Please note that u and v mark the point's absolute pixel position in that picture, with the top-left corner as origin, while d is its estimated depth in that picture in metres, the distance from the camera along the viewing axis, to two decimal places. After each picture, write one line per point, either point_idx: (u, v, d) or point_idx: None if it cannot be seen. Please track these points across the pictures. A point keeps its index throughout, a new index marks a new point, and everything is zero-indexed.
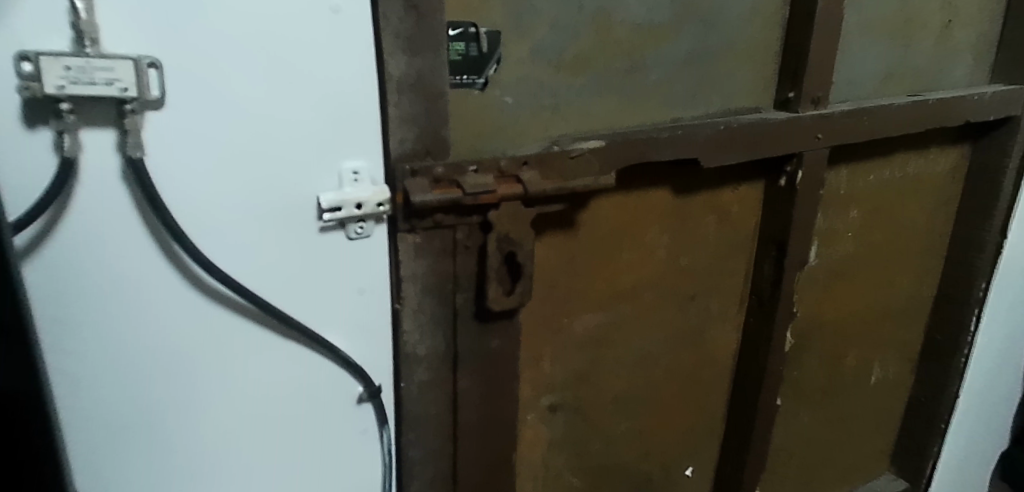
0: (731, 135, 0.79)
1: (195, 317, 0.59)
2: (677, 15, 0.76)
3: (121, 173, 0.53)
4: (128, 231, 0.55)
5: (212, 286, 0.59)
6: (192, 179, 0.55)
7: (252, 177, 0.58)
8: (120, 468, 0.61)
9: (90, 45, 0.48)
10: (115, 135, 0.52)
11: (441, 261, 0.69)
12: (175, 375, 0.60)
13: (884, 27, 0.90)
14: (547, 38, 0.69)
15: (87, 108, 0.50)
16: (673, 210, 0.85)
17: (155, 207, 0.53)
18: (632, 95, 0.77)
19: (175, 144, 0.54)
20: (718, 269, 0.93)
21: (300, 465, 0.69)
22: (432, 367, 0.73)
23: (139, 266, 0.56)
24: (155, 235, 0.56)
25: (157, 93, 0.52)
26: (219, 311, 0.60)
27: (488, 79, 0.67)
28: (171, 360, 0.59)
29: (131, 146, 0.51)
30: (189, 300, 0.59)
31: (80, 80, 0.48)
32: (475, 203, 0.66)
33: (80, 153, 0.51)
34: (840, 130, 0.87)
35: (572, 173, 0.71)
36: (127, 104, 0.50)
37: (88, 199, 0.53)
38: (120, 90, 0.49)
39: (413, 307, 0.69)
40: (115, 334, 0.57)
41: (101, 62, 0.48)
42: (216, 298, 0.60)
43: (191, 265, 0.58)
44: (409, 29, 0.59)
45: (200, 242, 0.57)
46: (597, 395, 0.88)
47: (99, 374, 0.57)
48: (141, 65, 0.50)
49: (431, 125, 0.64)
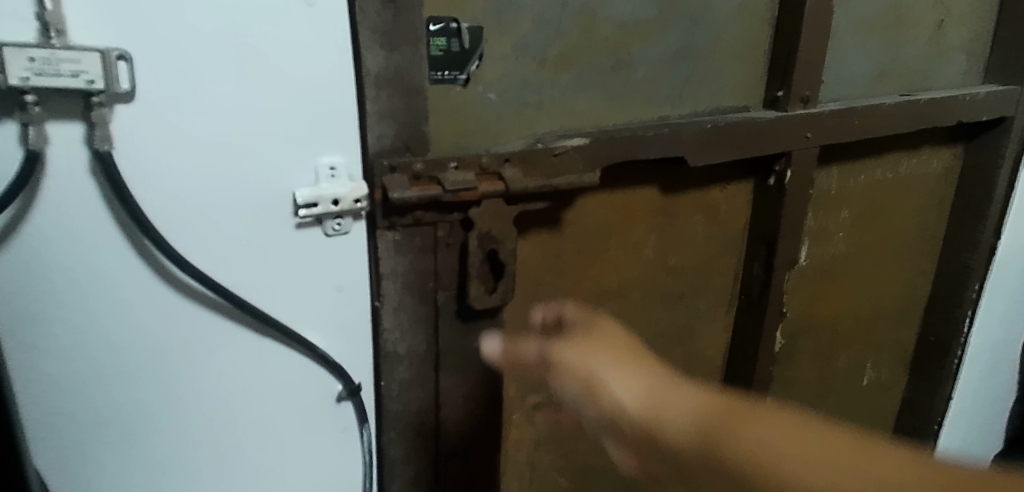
0: (715, 133, 0.79)
1: (167, 313, 0.59)
2: (663, 11, 0.75)
3: (88, 165, 0.52)
4: (98, 227, 0.54)
5: (185, 282, 0.59)
6: (161, 172, 0.55)
7: (223, 171, 0.57)
8: (91, 463, 0.61)
9: (57, 36, 0.47)
10: (82, 129, 0.51)
11: (422, 258, 0.69)
12: (147, 372, 0.60)
13: (874, 26, 0.89)
14: (531, 35, 0.69)
15: (52, 100, 0.50)
16: (659, 208, 0.85)
17: (124, 202, 0.53)
18: (618, 93, 0.76)
19: (144, 137, 0.53)
20: (706, 269, 0.92)
21: (279, 463, 0.69)
22: (413, 365, 0.72)
23: (110, 263, 0.56)
24: (125, 230, 0.55)
25: (127, 85, 0.51)
26: (192, 307, 0.60)
27: (470, 74, 0.67)
28: (143, 356, 0.59)
29: (98, 139, 0.51)
30: (161, 295, 0.58)
31: (45, 72, 0.47)
32: (455, 200, 0.66)
33: (47, 146, 0.51)
34: (829, 129, 0.87)
35: (556, 171, 0.70)
36: (94, 97, 0.50)
37: (56, 194, 0.52)
38: (87, 82, 0.49)
39: (393, 304, 0.69)
40: (84, 329, 0.56)
41: (66, 54, 0.47)
42: (190, 294, 0.59)
43: (163, 261, 0.57)
44: (386, 23, 0.59)
45: (174, 238, 0.57)
46: None
47: (67, 369, 0.57)
48: (109, 56, 0.49)
49: (410, 120, 0.63)
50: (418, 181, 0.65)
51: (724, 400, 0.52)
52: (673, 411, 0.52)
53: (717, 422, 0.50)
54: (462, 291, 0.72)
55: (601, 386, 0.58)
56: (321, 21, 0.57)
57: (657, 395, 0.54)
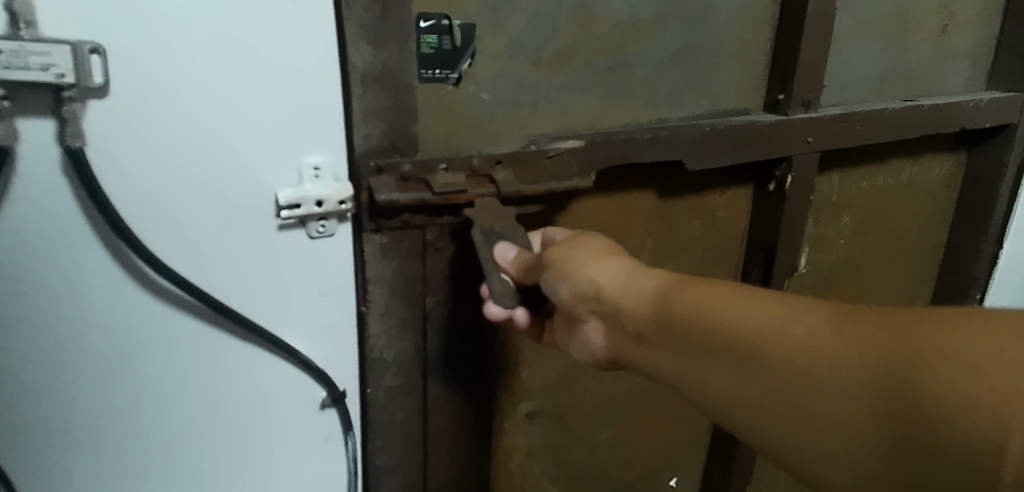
0: (709, 137, 0.78)
1: (143, 315, 0.58)
2: (661, 11, 0.74)
3: (61, 164, 0.52)
4: (72, 228, 0.54)
5: (162, 284, 0.58)
6: (138, 169, 0.54)
7: (202, 170, 0.56)
8: (65, 466, 0.60)
9: (25, 27, 0.47)
10: (54, 125, 0.51)
11: (410, 262, 0.68)
12: (121, 375, 0.59)
13: (877, 29, 0.89)
14: (525, 32, 0.68)
15: (22, 95, 0.49)
16: (656, 212, 0.84)
17: (99, 203, 0.53)
18: (614, 94, 0.75)
19: (121, 133, 0.53)
20: (704, 275, 0.92)
21: (263, 467, 0.68)
22: (401, 373, 0.72)
23: (85, 265, 0.55)
24: (100, 232, 0.55)
25: (101, 79, 0.51)
26: (169, 310, 0.59)
27: (461, 73, 0.66)
28: (117, 359, 0.59)
29: (69, 136, 0.50)
30: (137, 298, 0.58)
31: (13, 65, 0.46)
32: (444, 202, 0.64)
33: (17, 142, 0.50)
34: (830, 134, 0.86)
35: (549, 174, 0.70)
36: (66, 91, 0.49)
37: (29, 195, 0.52)
38: (57, 76, 0.48)
39: (380, 310, 0.68)
40: (56, 330, 0.56)
41: (35, 46, 0.47)
42: (166, 297, 0.59)
43: (139, 263, 0.57)
44: (373, 19, 0.58)
45: (150, 240, 0.56)
46: (576, 401, 0.88)
47: (39, 371, 0.57)
48: (81, 50, 0.49)
49: (399, 119, 0.62)
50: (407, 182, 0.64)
51: (687, 273, 0.53)
52: (636, 298, 0.54)
53: (672, 292, 0.52)
54: (450, 295, 0.72)
55: (586, 282, 0.57)
56: (306, 17, 0.56)
57: (631, 276, 0.56)
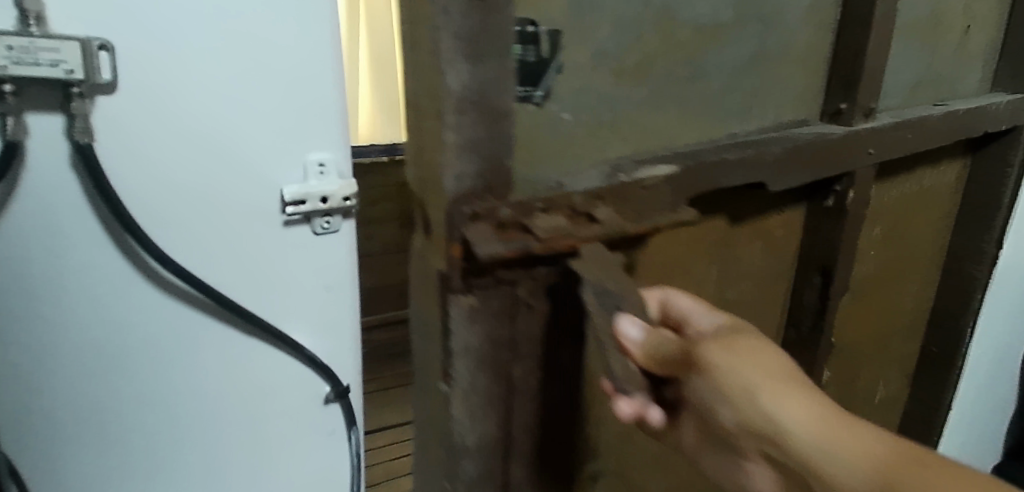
0: (790, 156, 0.74)
1: (149, 306, 0.62)
2: (733, 13, 0.70)
3: (69, 159, 0.55)
4: (81, 221, 0.57)
5: (169, 280, 0.62)
6: (146, 159, 0.57)
7: (210, 164, 0.60)
8: (68, 453, 0.64)
9: (34, 23, 0.50)
10: (61, 120, 0.54)
11: (500, 324, 0.62)
12: (122, 363, 0.63)
13: (914, 33, 0.85)
14: (608, 37, 0.62)
15: (31, 89, 0.52)
16: (721, 243, 0.80)
17: (105, 196, 0.55)
18: (684, 105, 0.71)
19: (130, 126, 0.56)
20: (761, 293, 0.89)
21: (266, 457, 0.73)
22: (483, 455, 0.66)
23: (97, 261, 0.59)
24: (107, 224, 0.58)
25: (109, 75, 0.53)
26: (174, 303, 0.63)
27: (546, 90, 0.59)
28: (118, 351, 0.62)
29: (78, 131, 0.53)
30: (144, 290, 0.61)
31: (24, 60, 0.50)
32: (548, 250, 0.57)
33: (25, 137, 0.53)
34: (890, 142, 0.83)
35: (645, 208, 0.63)
36: (74, 87, 0.52)
37: (34, 188, 0.54)
38: (66, 71, 0.51)
39: (466, 385, 0.62)
40: (61, 318, 0.59)
41: (45, 42, 0.50)
42: (170, 289, 0.62)
43: (146, 258, 0.60)
44: (472, 28, 0.50)
45: (157, 236, 0.60)
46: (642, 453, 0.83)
47: (40, 361, 0.60)
48: (90, 46, 0.51)
49: (494, 150, 0.55)
50: (508, 232, 0.56)
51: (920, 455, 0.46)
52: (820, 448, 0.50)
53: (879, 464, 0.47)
54: (539, 359, 0.67)
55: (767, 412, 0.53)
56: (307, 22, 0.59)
57: (811, 417, 0.51)
